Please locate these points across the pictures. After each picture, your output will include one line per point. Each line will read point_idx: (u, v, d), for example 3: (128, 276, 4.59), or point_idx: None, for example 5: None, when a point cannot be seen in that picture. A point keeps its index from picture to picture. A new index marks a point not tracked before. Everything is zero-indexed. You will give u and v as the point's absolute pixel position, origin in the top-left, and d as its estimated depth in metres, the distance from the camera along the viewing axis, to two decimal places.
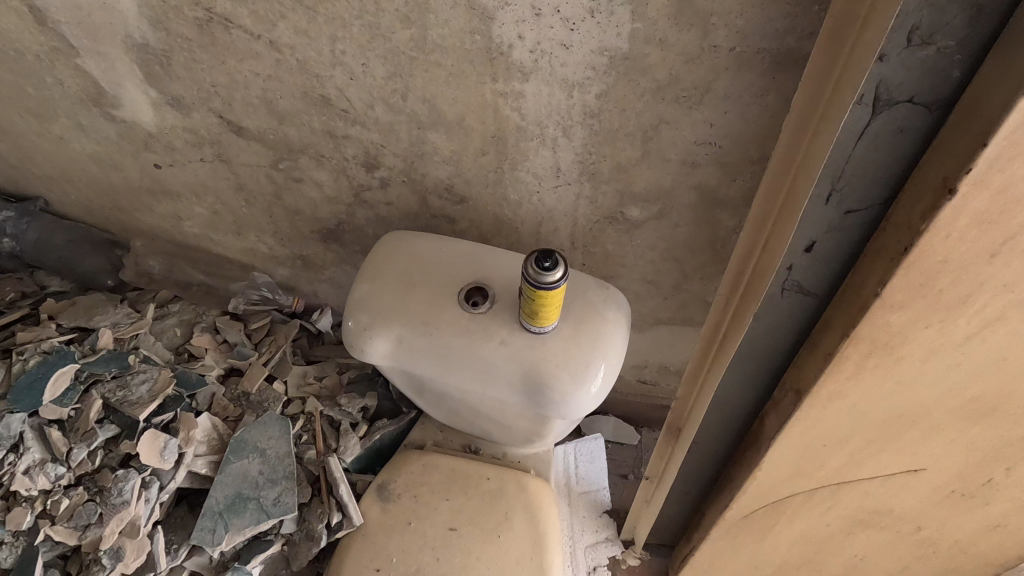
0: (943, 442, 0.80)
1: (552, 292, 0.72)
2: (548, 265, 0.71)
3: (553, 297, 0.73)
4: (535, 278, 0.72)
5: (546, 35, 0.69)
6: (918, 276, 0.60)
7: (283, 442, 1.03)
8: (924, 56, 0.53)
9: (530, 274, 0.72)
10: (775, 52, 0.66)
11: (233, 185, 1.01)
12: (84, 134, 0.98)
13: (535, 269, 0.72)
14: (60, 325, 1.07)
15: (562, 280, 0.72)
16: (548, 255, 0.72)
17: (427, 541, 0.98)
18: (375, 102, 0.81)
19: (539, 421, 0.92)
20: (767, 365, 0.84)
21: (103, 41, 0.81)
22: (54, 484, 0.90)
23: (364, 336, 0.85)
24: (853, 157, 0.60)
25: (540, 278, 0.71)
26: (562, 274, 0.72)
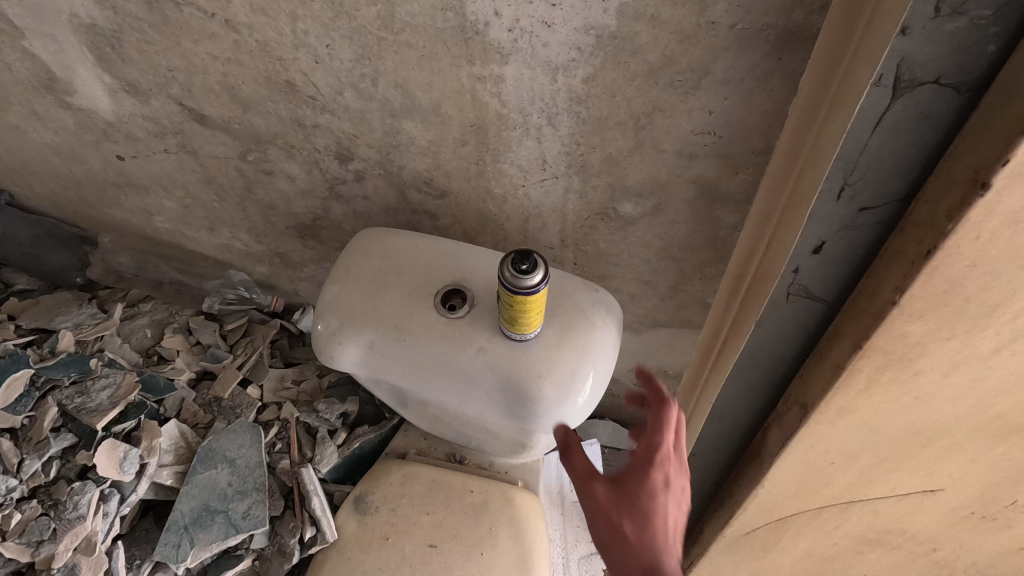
0: (964, 461, 0.73)
1: (532, 297, 0.66)
2: (526, 266, 0.64)
3: (534, 302, 0.67)
4: (512, 281, 0.65)
5: (524, 11, 0.62)
6: (941, 282, 0.53)
7: (254, 451, 0.98)
8: (953, 29, 0.45)
9: (507, 276, 0.65)
10: (781, 29, 0.59)
11: (200, 178, 0.95)
12: (40, 123, 0.92)
13: (512, 273, 0.65)
14: (20, 326, 1.02)
15: (543, 283, 0.65)
16: (526, 256, 0.65)
17: (405, 558, 0.92)
18: (343, 88, 0.75)
19: (525, 433, 0.85)
20: (770, 376, 0.77)
21: (49, 22, 0.75)
22: (6, 496, 0.85)
23: (333, 341, 0.79)
24: (869, 148, 0.53)
25: (518, 280, 0.65)
26: (542, 275, 0.65)
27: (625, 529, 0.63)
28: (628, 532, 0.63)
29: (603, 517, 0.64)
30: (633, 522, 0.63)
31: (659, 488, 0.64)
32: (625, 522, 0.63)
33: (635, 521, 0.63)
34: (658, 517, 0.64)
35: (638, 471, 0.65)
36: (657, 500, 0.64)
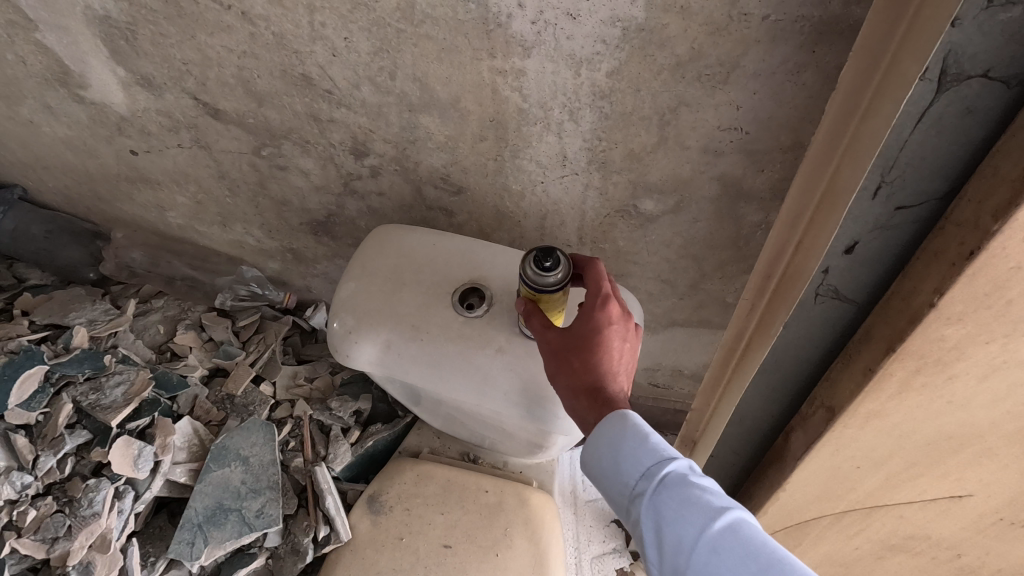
0: (995, 467, 0.71)
1: (552, 296, 0.64)
2: (551, 258, 0.63)
3: (555, 300, 0.65)
4: (543, 280, 0.63)
5: (549, 3, 0.60)
6: (983, 284, 0.51)
7: (268, 449, 0.97)
8: (1006, 20, 0.43)
9: (532, 277, 0.63)
10: (816, 21, 0.56)
11: (214, 173, 0.94)
12: (53, 117, 0.91)
13: (533, 271, 0.63)
14: (33, 322, 1.01)
15: (564, 282, 0.64)
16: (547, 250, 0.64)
17: (420, 559, 0.90)
18: (361, 81, 0.73)
19: (541, 434, 0.84)
20: (795, 378, 0.76)
21: (62, 14, 0.74)
22: (20, 493, 0.84)
23: (349, 340, 0.78)
24: (909, 144, 0.51)
25: (548, 275, 0.63)
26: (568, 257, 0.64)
27: (572, 360, 0.64)
28: (575, 364, 0.64)
29: (551, 353, 0.65)
30: (580, 359, 0.64)
31: (607, 323, 0.64)
32: (573, 353, 0.64)
33: (580, 354, 0.64)
34: (604, 350, 0.63)
35: (585, 311, 0.65)
36: (604, 336, 0.63)
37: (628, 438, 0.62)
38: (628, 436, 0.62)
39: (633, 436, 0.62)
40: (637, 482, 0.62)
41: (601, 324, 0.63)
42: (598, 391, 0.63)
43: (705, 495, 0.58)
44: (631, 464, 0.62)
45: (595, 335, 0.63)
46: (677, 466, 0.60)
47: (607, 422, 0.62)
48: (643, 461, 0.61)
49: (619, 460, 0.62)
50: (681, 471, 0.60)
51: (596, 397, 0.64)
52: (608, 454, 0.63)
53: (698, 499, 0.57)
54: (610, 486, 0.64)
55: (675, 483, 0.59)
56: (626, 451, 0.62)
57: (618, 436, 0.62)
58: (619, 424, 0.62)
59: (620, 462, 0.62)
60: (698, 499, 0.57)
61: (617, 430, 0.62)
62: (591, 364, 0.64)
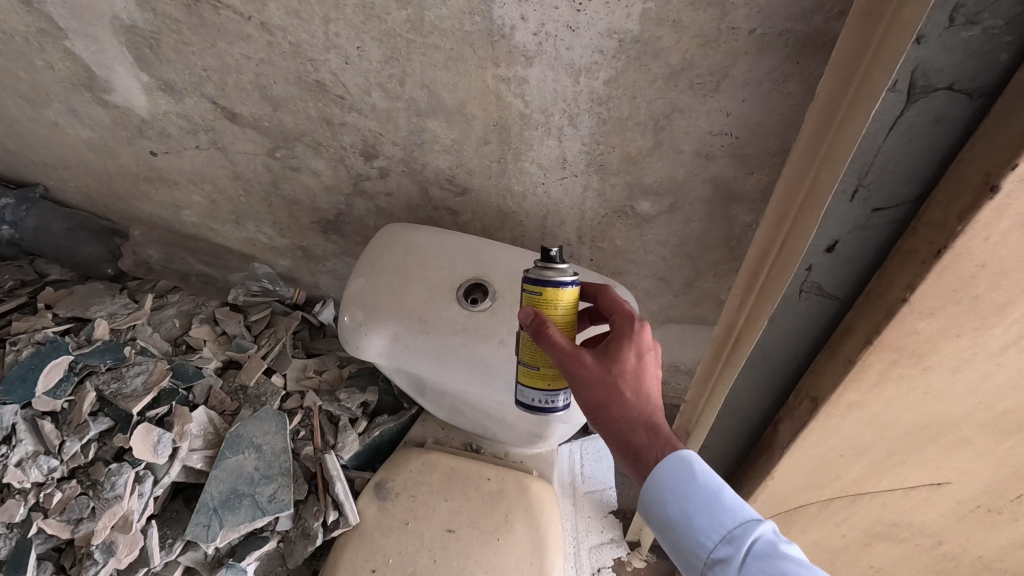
0: (971, 455, 0.75)
1: (555, 292, 0.64)
2: (557, 255, 0.66)
3: (559, 301, 0.65)
4: (552, 276, 0.64)
5: (550, 16, 0.64)
6: (952, 280, 0.55)
7: (280, 437, 1.01)
8: (968, 37, 0.47)
9: (541, 273, 0.64)
10: (799, 34, 0.60)
11: (229, 173, 0.98)
12: (77, 120, 0.96)
13: (539, 265, 0.65)
14: (57, 315, 1.05)
15: (567, 280, 0.64)
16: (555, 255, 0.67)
17: (425, 543, 0.94)
18: (371, 88, 0.77)
19: (540, 423, 0.89)
20: (783, 370, 0.80)
21: (90, 22, 0.78)
22: (47, 476, 0.89)
23: (358, 333, 0.82)
24: (884, 150, 0.55)
25: (557, 270, 0.65)
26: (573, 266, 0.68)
27: (625, 387, 0.62)
28: (628, 392, 0.61)
29: (599, 381, 0.62)
30: (631, 386, 0.62)
31: (648, 348, 0.65)
32: (624, 379, 0.62)
33: (631, 382, 0.62)
34: (653, 376, 0.63)
35: (622, 336, 0.65)
36: (647, 361, 0.64)
37: (703, 493, 0.60)
38: (704, 491, 0.60)
39: (710, 491, 0.60)
40: (716, 545, 0.58)
41: (644, 348, 0.65)
42: (655, 421, 0.62)
43: (796, 567, 0.54)
44: (709, 525, 0.59)
45: (641, 360, 0.64)
46: (762, 530, 0.57)
47: (678, 472, 0.60)
48: (722, 521, 0.58)
49: (695, 517, 0.59)
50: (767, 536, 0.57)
51: (654, 429, 0.61)
52: (681, 510, 0.60)
53: (789, 569, 0.53)
54: (683, 550, 0.60)
55: (761, 549, 0.56)
56: (703, 508, 0.59)
57: (692, 491, 0.60)
58: (694, 477, 0.60)
59: (697, 520, 0.59)
60: (789, 568, 0.54)
61: (691, 482, 0.60)
62: (644, 390, 0.62)
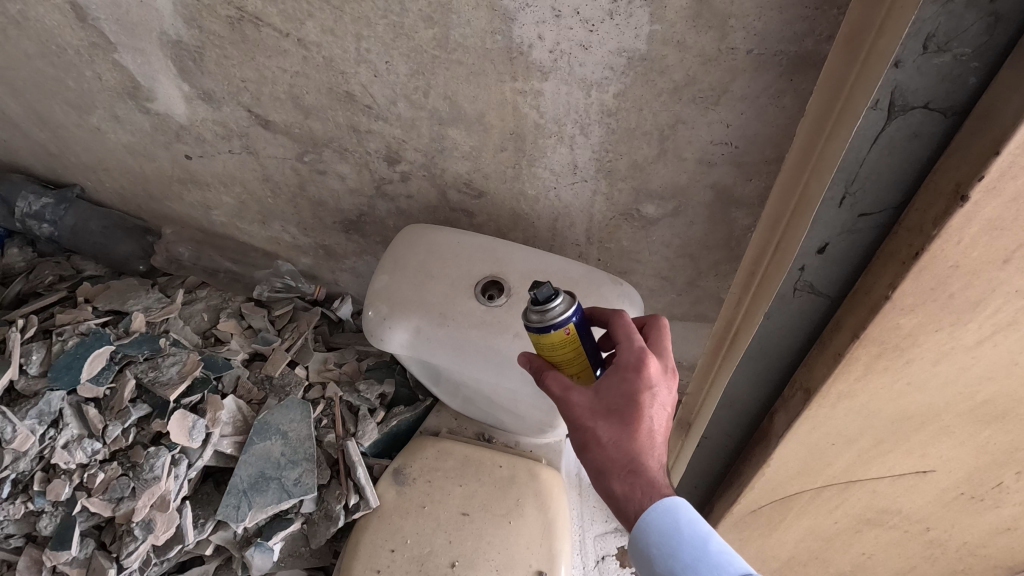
0: (954, 444, 0.81)
1: (540, 337, 0.70)
2: (543, 297, 0.69)
3: (546, 344, 0.70)
4: (535, 321, 0.69)
5: (565, 36, 0.70)
6: (929, 279, 0.61)
7: (304, 425, 1.07)
8: (940, 63, 0.54)
9: (529, 319, 0.69)
10: (792, 55, 0.66)
11: (259, 177, 1.04)
12: (119, 125, 1.03)
13: (527, 309, 0.70)
14: (96, 308, 1.12)
15: (548, 326, 0.68)
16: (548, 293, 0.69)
17: (440, 525, 1.00)
18: (398, 98, 0.84)
19: (550, 413, 0.94)
20: (778, 364, 0.85)
21: (140, 37, 0.85)
22: (91, 458, 0.96)
23: (383, 325, 0.88)
24: (867, 161, 0.61)
25: (543, 315, 0.68)
26: (570, 302, 0.69)
27: (601, 433, 0.65)
28: (604, 438, 0.65)
29: (577, 425, 0.67)
30: (610, 432, 0.65)
31: (639, 391, 0.65)
32: (601, 425, 0.66)
33: (611, 426, 0.65)
34: (637, 422, 0.65)
35: (616, 378, 0.67)
36: (637, 404, 0.65)
37: (689, 548, 0.64)
38: (691, 547, 0.64)
39: (696, 548, 0.64)
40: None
41: (634, 392, 0.66)
42: (629, 466, 0.64)
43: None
44: None
45: (626, 405, 0.65)
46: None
47: (666, 529, 0.64)
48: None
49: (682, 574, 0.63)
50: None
51: (632, 476, 0.64)
52: (669, 567, 0.64)
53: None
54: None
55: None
56: (690, 562, 0.63)
57: (678, 547, 0.64)
58: (680, 534, 0.64)
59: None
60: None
61: (678, 539, 0.64)
62: (621, 437, 0.65)
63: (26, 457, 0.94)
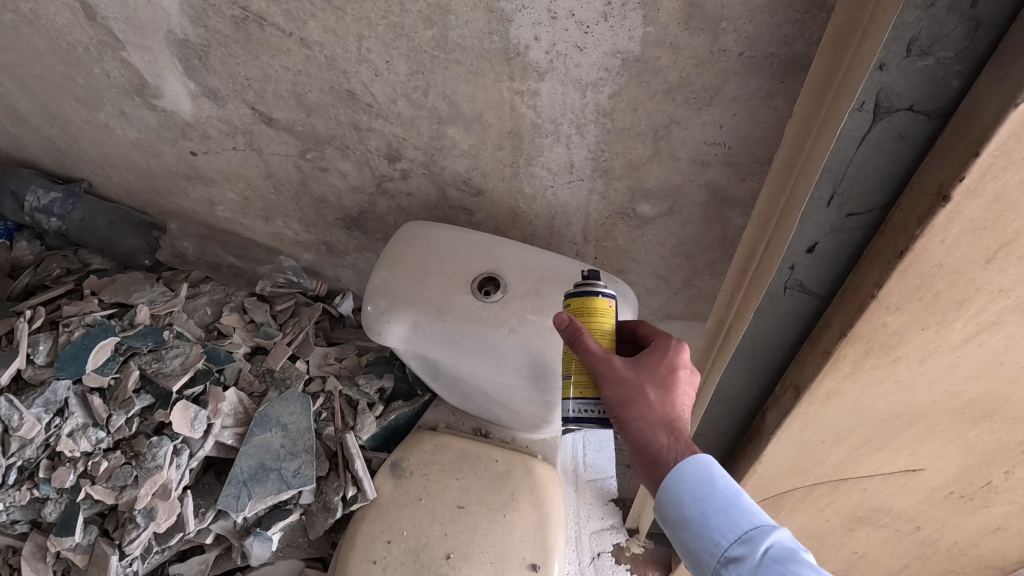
0: (942, 442, 0.82)
1: (593, 298, 0.72)
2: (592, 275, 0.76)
3: (594, 307, 0.72)
4: (587, 287, 0.73)
5: (561, 37, 0.72)
6: (914, 278, 0.62)
7: (304, 417, 1.09)
8: (923, 66, 0.55)
9: (574, 287, 0.74)
10: (784, 57, 0.68)
11: (262, 173, 1.06)
12: (127, 121, 1.05)
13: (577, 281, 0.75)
14: (103, 300, 1.15)
15: (603, 288, 0.73)
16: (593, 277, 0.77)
17: (436, 517, 1.01)
18: (397, 98, 0.85)
19: (545, 409, 0.95)
20: (770, 362, 0.86)
21: (147, 35, 0.88)
22: (95, 446, 0.99)
23: (381, 320, 0.90)
24: (854, 162, 0.62)
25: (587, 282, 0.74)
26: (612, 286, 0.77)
27: (648, 391, 0.66)
28: (650, 395, 0.66)
29: (623, 383, 0.67)
30: (656, 390, 0.67)
31: (680, 362, 0.70)
32: (648, 384, 0.67)
33: (657, 387, 0.67)
34: (679, 388, 0.68)
35: (654, 350, 0.71)
36: (678, 374, 0.69)
37: (722, 496, 0.63)
38: (724, 493, 0.63)
39: (730, 495, 0.63)
40: (732, 544, 0.61)
41: (676, 362, 0.70)
42: (672, 422, 0.66)
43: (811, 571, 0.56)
44: (727, 525, 0.62)
45: (668, 372, 0.69)
46: (778, 535, 0.59)
47: (699, 475, 0.63)
48: (738, 521, 0.62)
49: (713, 517, 0.63)
50: (783, 541, 0.59)
51: (674, 432, 0.66)
52: (701, 510, 0.63)
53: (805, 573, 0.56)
54: (699, 549, 0.63)
55: (775, 552, 0.58)
56: (721, 508, 0.62)
57: (711, 492, 0.63)
58: (713, 481, 0.63)
59: (714, 520, 0.62)
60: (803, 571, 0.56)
61: (711, 485, 0.63)
62: (666, 397, 0.67)
63: (32, 445, 0.96)
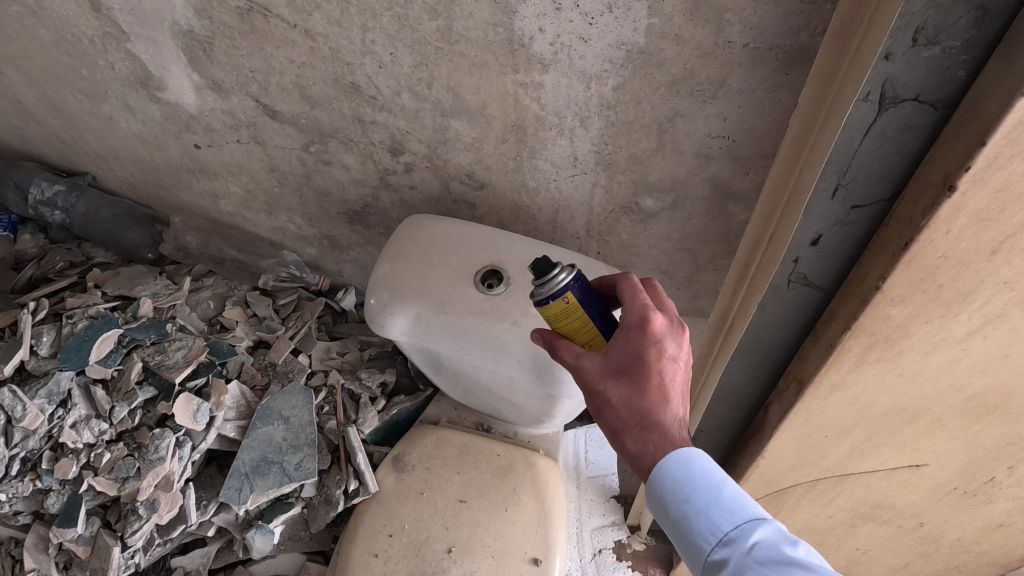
0: (946, 437, 0.81)
1: (549, 308, 0.71)
2: (545, 268, 0.71)
3: (558, 314, 0.71)
4: (543, 287, 0.71)
5: (565, 29, 0.72)
6: (919, 270, 0.62)
7: (306, 411, 1.09)
8: (929, 56, 0.55)
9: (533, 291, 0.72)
10: (788, 49, 0.68)
11: (266, 166, 1.06)
12: (131, 114, 1.05)
13: (533, 284, 0.73)
14: (105, 293, 1.15)
15: (553, 292, 0.70)
16: (546, 265, 0.71)
17: (438, 511, 1.01)
18: (401, 90, 0.85)
19: (548, 401, 0.95)
20: (773, 356, 0.86)
21: (152, 27, 0.88)
22: (98, 438, 0.99)
23: (384, 313, 0.90)
24: (859, 154, 0.62)
25: (540, 284, 0.71)
26: (571, 270, 0.71)
27: (610, 394, 0.65)
28: (613, 398, 0.64)
29: (589, 390, 0.67)
30: (618, 391, 0.64)
31: (644, 350, 0.65)
32: (610, 386, 0.65)
33: (619, 387, 0.64)
34: (643, 380, 0.63)
35: (620, 339, 0.67)
36: (642, 363, 0.64)
37: (702, 496, 0.62)
38: (704, 494, 0.62)
39: (710, 495, 0.62)
40: (714, 547, 0.60)
41: (640, 351, 0.65)
42: (640, 422, 0.63)
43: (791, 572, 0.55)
44: (709, 527, 0.61)
45: (632, 365, 0.65)
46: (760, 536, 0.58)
47: (678, 478, 0.62)
48: (720, 522, 0.61)
49: (695, 519, 0.62)
50: (765, 539, 0.58)
51: (645, 432, 0.63)
52: (683, 512, 0.63)
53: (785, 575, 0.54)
54: (686, 548, 0.63)
55: (756, 554, 0.57)
56: (702, 510, 0.62)
57: (690, 493, 0.62)
58: (693, 483, 0.62)
59: (696, 521, 0.62)
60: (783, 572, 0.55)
61: (691, 487, 0.62)
62: (630, 396, 0.64)
63: (36, 436, 0.97)
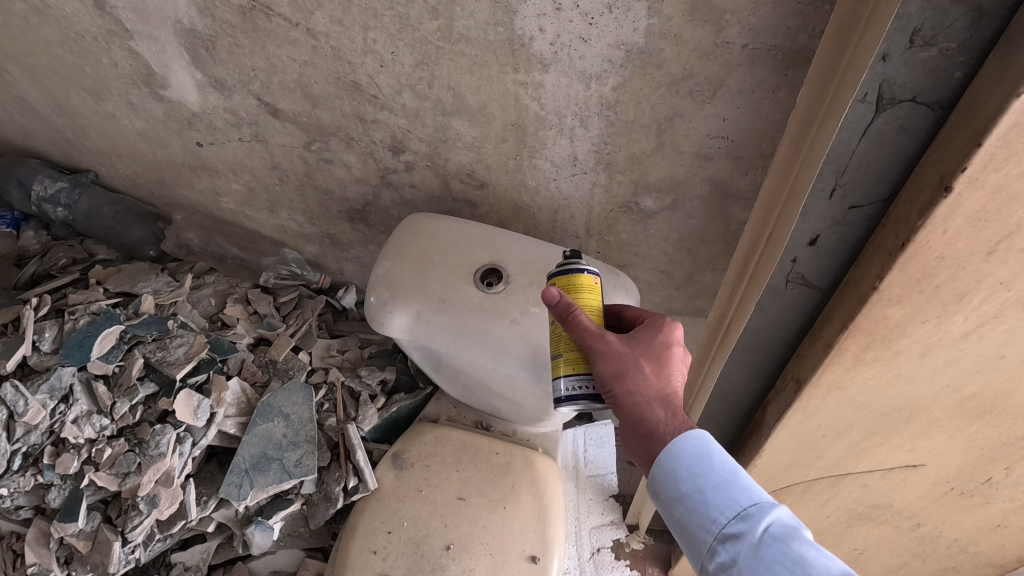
0: (943, 438, 0.82)
1: (571, 277, 0.72)
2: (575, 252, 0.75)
3: (576, 284, 0.72)
4: (575, 263, 0.73)
5: (565, 28, 0.72)
6: (916, 270, 0.62)
7: (306, 408, 1.10)
8: (926, 56, 0.56)
9: (558, 266, 0.74)
10: (787, 49, 0.68)
11: (268, 164, 1.07)
12: (133, 111, 1.06)
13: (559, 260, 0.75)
14: (107, 289, 1.15)
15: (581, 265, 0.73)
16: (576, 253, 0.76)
17: (437, 508, 1.02)
18: (402, 89, 0.86)
19: (546, 399, 0.95)
20: (771, 356, 0.86)
21: (155, 25, 0.88)
22: (99, 433, 0.99)
23: (384, 310, 0.90)
24: (857, 155, 0.63)
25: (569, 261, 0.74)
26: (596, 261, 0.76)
27: (644, 364, 0.67)
28: (647, 368, 0.67)
29: (619, 357, 0.67)
30: (652, 364, 0.68)
31: (674, 338, 0.71)
32: (644, 359, 0.68)
33: (653, 362, 0.68)
34: (674, 363, 0.69)
35: (648, 328, 0.72)
36: (673, 348, 0.70)
37: (720, 471, 0.62)
38: (722, 469, 0.62)
39: (728, 472, 0.62)
40: (730, 521, 0.60)
41: (670, 339, 0.71)
42: (668, 396, 0.67)
43: (810, 549, 0.55)
44: (726, 501, 0.61)
45: (663, 348, 0.70)
46: (778, 513, 0.58)
47: (696, 451, 0.63)
48: (738, 498, 0.61)
49: (711, 493, 0.62)
50: (782, 519, 0.58)
51: (670, 406, 0.67)
52: (698, 486, 0.62)
53: (808, 548, 0.55)
54: (696, 525, 0.62)
55: (775, 529, 0.57)
56: (719, 485, 0.62)
57: (708, 467, 0.62)
58: (711, 458, 0.63)
59: (712, 496, 0.62)
60: (804, 547, 0.55)
61: (709, 462, 0.63)
62: (662, 372, 0.68)
63: (37, 431, 0.97)
